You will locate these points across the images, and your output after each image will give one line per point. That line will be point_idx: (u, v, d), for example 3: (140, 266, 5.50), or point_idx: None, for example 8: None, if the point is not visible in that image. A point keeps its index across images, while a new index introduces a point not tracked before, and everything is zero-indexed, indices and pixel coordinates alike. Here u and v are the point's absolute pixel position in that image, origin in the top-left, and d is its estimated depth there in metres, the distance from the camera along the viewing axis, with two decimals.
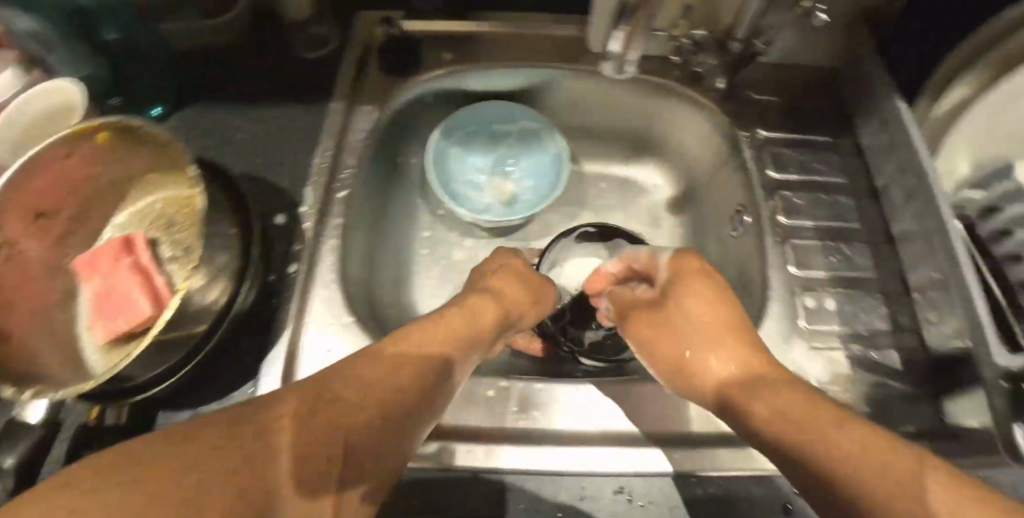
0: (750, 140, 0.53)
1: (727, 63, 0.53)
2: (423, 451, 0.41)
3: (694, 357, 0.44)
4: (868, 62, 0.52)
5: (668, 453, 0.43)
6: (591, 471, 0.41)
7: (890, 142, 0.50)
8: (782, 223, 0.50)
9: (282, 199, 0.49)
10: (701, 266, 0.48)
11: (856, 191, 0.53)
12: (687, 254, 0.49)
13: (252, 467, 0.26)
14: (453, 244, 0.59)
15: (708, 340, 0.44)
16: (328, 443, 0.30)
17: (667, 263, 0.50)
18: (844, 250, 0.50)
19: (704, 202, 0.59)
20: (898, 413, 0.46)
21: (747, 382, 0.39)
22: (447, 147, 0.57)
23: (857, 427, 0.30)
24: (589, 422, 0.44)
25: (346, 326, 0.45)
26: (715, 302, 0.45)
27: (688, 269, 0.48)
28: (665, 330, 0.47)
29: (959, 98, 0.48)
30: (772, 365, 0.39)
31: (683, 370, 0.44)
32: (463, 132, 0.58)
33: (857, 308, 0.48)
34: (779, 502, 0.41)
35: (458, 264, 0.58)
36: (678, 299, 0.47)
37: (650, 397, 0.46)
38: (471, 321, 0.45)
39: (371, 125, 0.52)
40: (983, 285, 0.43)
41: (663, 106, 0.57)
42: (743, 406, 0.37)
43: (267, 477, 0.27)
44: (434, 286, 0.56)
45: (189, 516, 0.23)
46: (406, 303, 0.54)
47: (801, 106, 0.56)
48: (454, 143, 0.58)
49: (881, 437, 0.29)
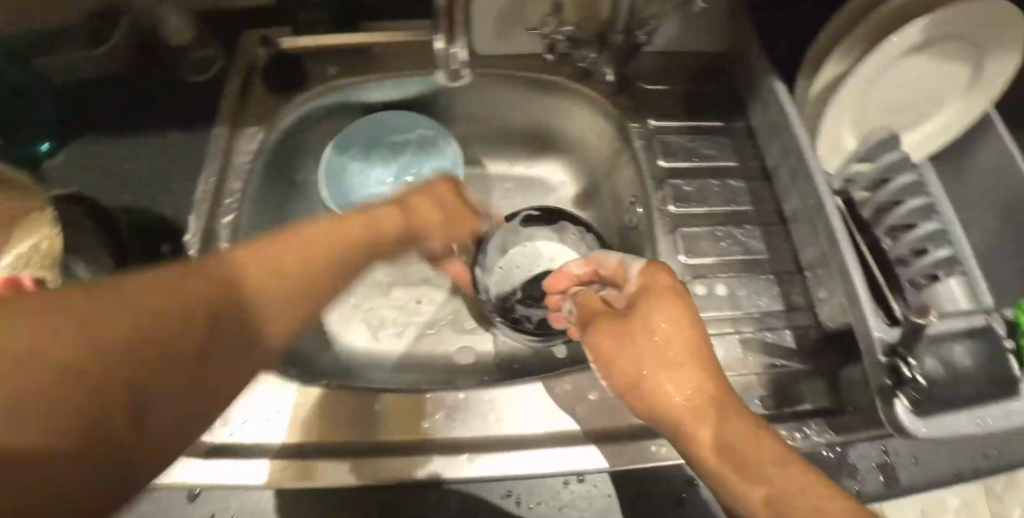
0: (640, 131, 0.54)
1: (612, 56, 0.53)
2: (314, 472, 0.41)
3: (650, 377, 0.37)
4: (749, 45, 0.52)
5: (559, 452, 0.42)
6: (528, 475, 0.41)
7: (773, 124, 0.50)
8: (671, 212, 0.50)
9: (169, 230, 0.50)
10: (675, 285, 0.39)
11: (748, 174, 0.53)
12: (658, 265, 0.41)
13: (191, 365, 0.24)
14: None
15: (670, 363, 0.37)
16: (215, 325, 0.25)
17: (637, 274, 0.41)
18: (734, 234, 0.50)
19: (606, 195, 0.59)
20: (795, 392, 0.46)
21: (705, 414, 0.35)
22: (346, 161, 0.58)
23: (798, 470, 0.32)
24: (529, 425, 0.44)
25: None
26: (685, 322, 0.38)
27: (659, 287, 0.39)
28: (625, 345, 0.39)
29: (832, 75, 0.48)
30: (729, 393, 0.36)
31: (638, 390, 0.38)
32: (361, 144, 0.58)
33: (747, 291, 0.49)
34: (674, 494, 0.42)
35: (366, 276, 0.58)
36: (644, 315, 0.38)
37: (561, 397, 0.46)
38: (377, 230, 0.36)
39: (256, 147, 0.52)
40: (862, 259, 0.44)
41: (557, 103, 0.57)
42: (689, 434, 0.35)
43: (208, 386, 0.25)
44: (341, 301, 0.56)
45: (106, 397, 0.20)
46: None
47: (694, 92, 0.56)
48: (352, 156, 0.58)
49: (822, 484, 0.31)
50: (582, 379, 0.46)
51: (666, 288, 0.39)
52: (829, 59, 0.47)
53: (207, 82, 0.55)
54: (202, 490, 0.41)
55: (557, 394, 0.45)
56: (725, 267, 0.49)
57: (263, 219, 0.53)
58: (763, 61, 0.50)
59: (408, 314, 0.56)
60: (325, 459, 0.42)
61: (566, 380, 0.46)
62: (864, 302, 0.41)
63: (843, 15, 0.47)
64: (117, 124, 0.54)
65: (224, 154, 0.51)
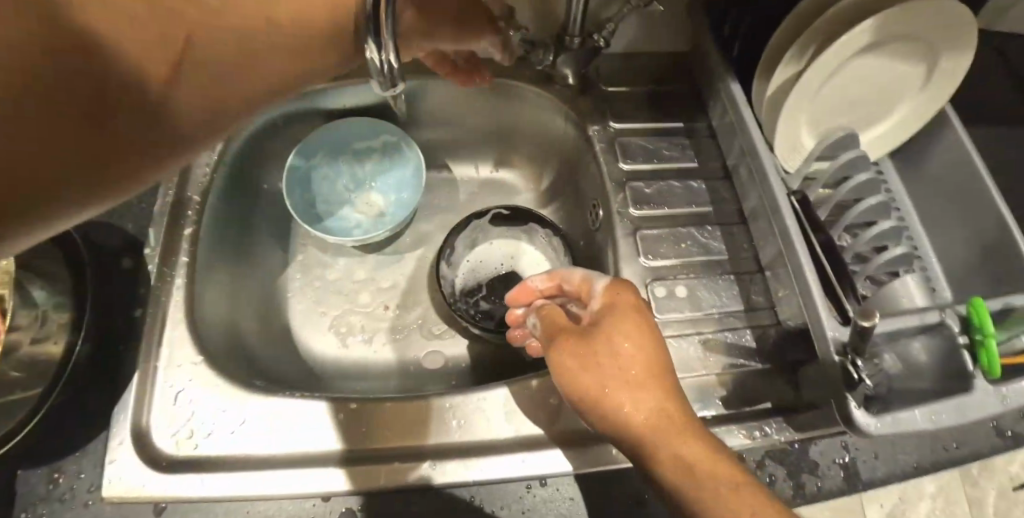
0: (601, 134, 0.54)
1: (570, 58, 0.52)
2: (275, 483, 0.41)
3: (611, 394, 0.37)
4: (705, 46, 0.52)
5: (522, 457, 0.43)
6: (486, 479, 0.42)
7: (731, 124, 0.50)
8: (632, 215, 0.51)
9: (128, 243, 0.49)
10: (638, 301, 0.40)
11: (709, 174, 0.53)
12: (623, 282, 0.42)
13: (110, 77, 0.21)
14: (328, 266, 0.59)
15: (631, 381, 0.37)
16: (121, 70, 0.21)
17: (603, 292, 0.42)
18: (694, 235, 0.51)
19: (571, 197, 0.59)
20: (757, 391, 0.47)
21: (663, 433, 0.35)
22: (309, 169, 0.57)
23: (748, 489, 0.31)
24: (487, 430, 0.45)
25: (196, 365, 0.45)
26: (645, 337, 0.39)
27: (624, 303, 0.40)
28: (587, 360, 0.39)
29: (786, 75, 0.48)
30: (685, 410, 0.36)
31: (597, 407, 0.38)
32: (323, 151, 0.58)
33: (708, 292, 0.49)
34: (635, 495, 0.42)
35: (334, 284, 0.58)
36: (609, 330, 0.39)
37: (523, 401, 0.46)
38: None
39: (216, 157, 0.52)
40: (817, 258, 0.44)
41: (520, 106, 0.57)
42: (648, 452, 0.35)
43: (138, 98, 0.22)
44: (309, 310, 0.56)
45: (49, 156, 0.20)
46: (279, 330, 0.54)
47: (656, 92, 0.56)
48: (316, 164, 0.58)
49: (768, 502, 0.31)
50: (543, 383, 0.46)
51: (631, 310, 0.40)
52: (782, 60, 0.47)
53: None
54: (168, 504, 0.40)
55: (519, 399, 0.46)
56: (685, 268, 0.49)
57: (228, 230, 0.53)
58: (719, 62, 0.50)
59: (376, 320, 0.56)
60: (284, 470, 0.41)
61: (527, 385, 0.46)
62: (817, 300, 0.41)
63: (795, 16, 0.47)
64: None
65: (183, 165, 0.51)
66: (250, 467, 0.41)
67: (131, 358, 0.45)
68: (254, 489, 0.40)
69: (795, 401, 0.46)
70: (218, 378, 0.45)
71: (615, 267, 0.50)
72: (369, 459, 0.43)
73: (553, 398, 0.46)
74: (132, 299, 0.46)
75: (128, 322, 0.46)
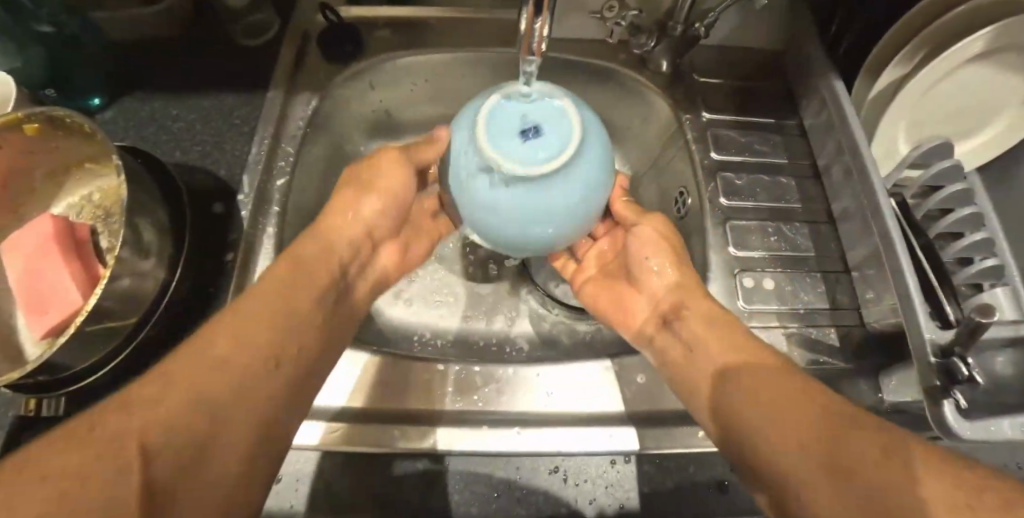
0: (693, 123, 0.54)
1: (669, 47, 0.53)
2: (364, 432, 0.41)
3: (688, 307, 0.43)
4: (810, 46, 0.52)
5: (603, 432, 0.42)
6: (546, 453, 0.41)
7: (828, 123, 0.50)
8: (723, 205, 0.51)
9: (220, 188, 0.49)
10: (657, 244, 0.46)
11: (798, 171, 0.53)
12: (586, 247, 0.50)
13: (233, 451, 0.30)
14: (455, 267, 0.57)
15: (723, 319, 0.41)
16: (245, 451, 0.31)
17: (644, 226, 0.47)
18: (783, 230, 0.51)
19: (648, 186, 0.60)
20: (841, 388, 0.45)
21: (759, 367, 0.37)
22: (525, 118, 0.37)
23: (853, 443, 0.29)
24: (545, 403, 0.44)
25: (359, 353, 0.45)
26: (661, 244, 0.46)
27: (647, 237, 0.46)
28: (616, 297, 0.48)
29: (895, 76, 0.48)
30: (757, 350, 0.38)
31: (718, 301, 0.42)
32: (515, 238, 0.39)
33: (797, 288, 0.49)
34: (715, 480, 0.41)
35: (449, 278, 0.57)
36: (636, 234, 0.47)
37: (587, 383, 0.45)
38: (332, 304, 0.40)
39: (309, 113, 0.53)
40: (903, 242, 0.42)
41: (608, 93, 0.58)
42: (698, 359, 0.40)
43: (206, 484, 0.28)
44: (432, 312, 0.54)
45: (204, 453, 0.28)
46: (406, 329, 0.53)
47: (747, 87, 0.57)
48: (565, 232, 0.40)
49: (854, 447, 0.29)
50: (629, 361, 0.46)
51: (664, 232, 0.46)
52: (892, 61, 0.48)
53: (258, 47, 0.56)
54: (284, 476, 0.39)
55: (608, 374, 0.45)
56: (774, 261, 0.49)
57: (312, 193, 0.54)
58: (822, 58, 0.50)
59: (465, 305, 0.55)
60: (370, 426, 0.41)
61: (615, 361, 0.46)
62: (911, 291, 0.40)
63: (902, 23, 0.47)
64: (173, 81, 0.54)
65: (279, 118, 0.52)
66: (327, 419, 0.41)
67: (218, 301, 0.46)
68: (313, 438, 0.40)
69: (877, 406, 0.45)
70: (355, 355, 0.45)
71: (703, 256, 0.50)
72: (450, 421, 0.42)
73: (640, 377, 0.46)
74: (223, 243, 0.47)
75: (217, 266, 0.47)
